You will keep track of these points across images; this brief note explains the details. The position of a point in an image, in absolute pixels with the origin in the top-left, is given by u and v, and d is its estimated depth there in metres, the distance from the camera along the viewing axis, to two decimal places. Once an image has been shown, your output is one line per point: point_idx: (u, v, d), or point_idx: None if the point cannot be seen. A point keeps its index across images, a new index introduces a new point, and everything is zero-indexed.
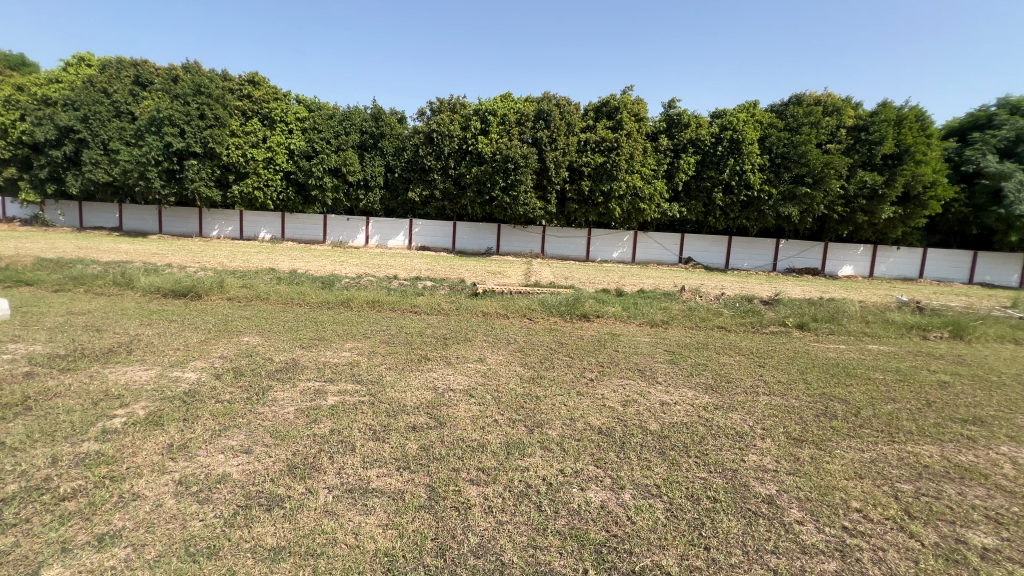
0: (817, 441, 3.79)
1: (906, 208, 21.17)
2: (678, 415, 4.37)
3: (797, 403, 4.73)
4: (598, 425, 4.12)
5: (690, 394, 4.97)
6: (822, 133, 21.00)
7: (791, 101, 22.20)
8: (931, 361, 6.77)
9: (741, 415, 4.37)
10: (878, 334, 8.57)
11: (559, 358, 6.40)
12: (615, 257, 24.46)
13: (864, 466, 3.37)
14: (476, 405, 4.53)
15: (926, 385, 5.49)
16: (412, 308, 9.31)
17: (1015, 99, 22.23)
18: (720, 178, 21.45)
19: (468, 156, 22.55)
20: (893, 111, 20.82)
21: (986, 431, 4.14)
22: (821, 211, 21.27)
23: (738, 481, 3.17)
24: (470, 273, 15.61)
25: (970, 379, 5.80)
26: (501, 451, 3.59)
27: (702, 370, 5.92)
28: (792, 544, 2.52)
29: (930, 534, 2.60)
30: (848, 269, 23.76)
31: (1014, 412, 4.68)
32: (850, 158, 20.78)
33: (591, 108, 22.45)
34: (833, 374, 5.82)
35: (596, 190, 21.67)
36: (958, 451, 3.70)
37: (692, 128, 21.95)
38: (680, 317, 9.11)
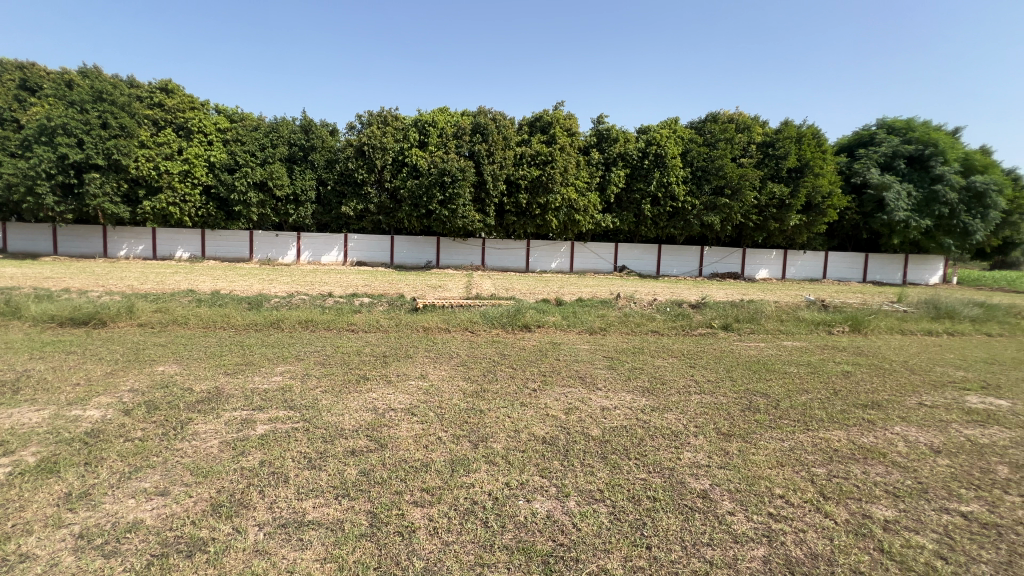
0: (744, 435, 4.05)
1: (809, 215, 23.50)
2: (618, 419, 4.51)
3: (725, 400, 5.06)
4: (542, 434, 4.16)
5: (628, 398, 5.17)
6: (735, 148, 22.93)
7: (707, 119, 24.06)
8: (836, 354, 7.50)
9: (676, 414, 4.60)
10: (791, 331, 9.39)
11: (502, 369, 6.41)
12: (554, 267, 25.01)
13: (784, 455, 3.66)
14: (419, 424, 4.42)
15: (833, 375, 6.09)
16: (348, 325, 8.95)
17: (890, 120, 25.51)
18: (648, 190, 22.67)
19: (404, 168, 22.16)
20: (794, 129, 23.12)
21: (882, 413, 4.64)
22: (738, 219, 23.05)
23: (675, 478, 3.32)
24: (409, 288, 15.31)
25: (868, 368, 6.50)
26: (445, 469, 3.51)
27: (639, 374, 6.17)
28: (724, 535, 2.67)
29: (841, 512, 2.85)
30: (763, 273, 25.91)
31: (904, 395, 5.30)
32: (761, 171, 22.80)
33: (525, 122, 23.06)
34: (755, 371, 6.29)
35: (534, 202, 22.11)
36: (860, 433, 4.12)
37: (621, 143, 23.07)
38: (617, 324, 9.47)
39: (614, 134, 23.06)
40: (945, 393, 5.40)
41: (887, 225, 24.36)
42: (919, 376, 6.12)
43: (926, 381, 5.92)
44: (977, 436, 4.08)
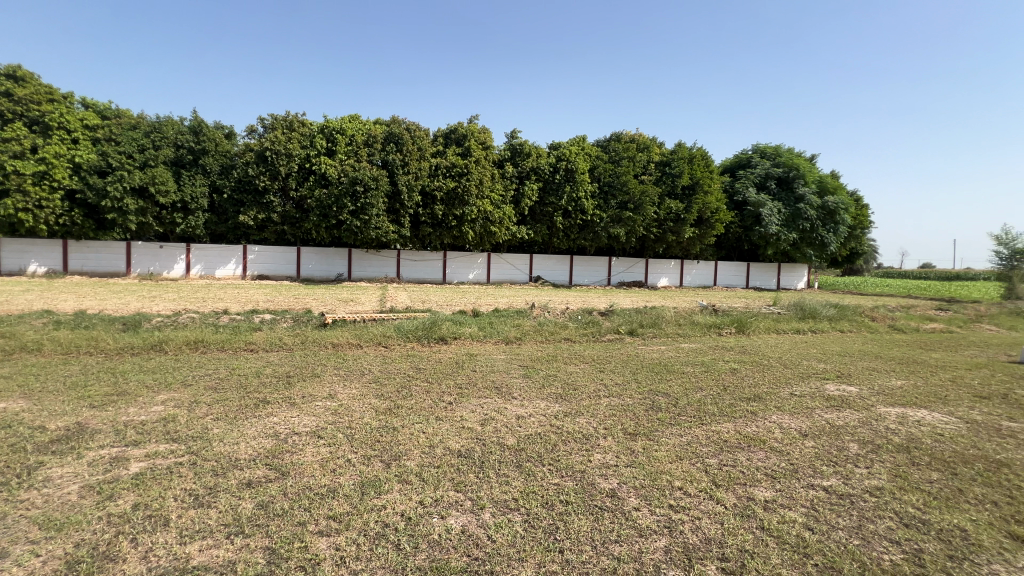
0: (647, 433, 4.32)
1: (700, 228, 26.00)
2: (532, 426, 4.59)
3: (631, 401, 5.37)
4: (457, 448, 4.10)
5: (543, 405, 5.29)
6: (636, 166, 24.75)
7: (612, 138, 25.75)
8: (725, 353, 8.32)
9: (587, 418, 4.79)
10: (687, 334, 10.27)
11: (417, 384, 6.24)
12: (471, 278, 25.04)
13: (682, 449, 3.96)
14: (325, 446, 4.14)
15: (722, 373, 6.75)
16: (246, 345, 8.18)
17: (762, 146, 29.23)
18: (559, 203, 23.62)
19: (312, 176, 20.92)
20: (686, 151, 25.57)
21: (762, 405, 5.22)
22: (641, 231, 24.83)
23: (586, 480, 3.44)
24: (317, 303, 14.42)
25: (750, 365, 7.30)
26: (354, 493, 3.32)
27: (553, 381, 6.36)
28: (631, 530, 2.81)
29: (730, 497, 3.13)
30: (664, 281, 28.12)
31: (779, 387, 6.02)
32: (660, 188, 24.83)
33: (440, 134, 22.99)
34: (657, 372, 6.77)
35: (450, 214, 21.98)
36: (745, 424, 4.58)
37: (533, 157, 23.82)
38: (531, 333, 9.70)
39: (526, 149, 23.77)
40: (810, 383, 6.21)
41: (763, 237, 27.66)
42: (791, 369, 6.99)
43: (795, 373, 6.77)
44: (834, 419, 4.73)
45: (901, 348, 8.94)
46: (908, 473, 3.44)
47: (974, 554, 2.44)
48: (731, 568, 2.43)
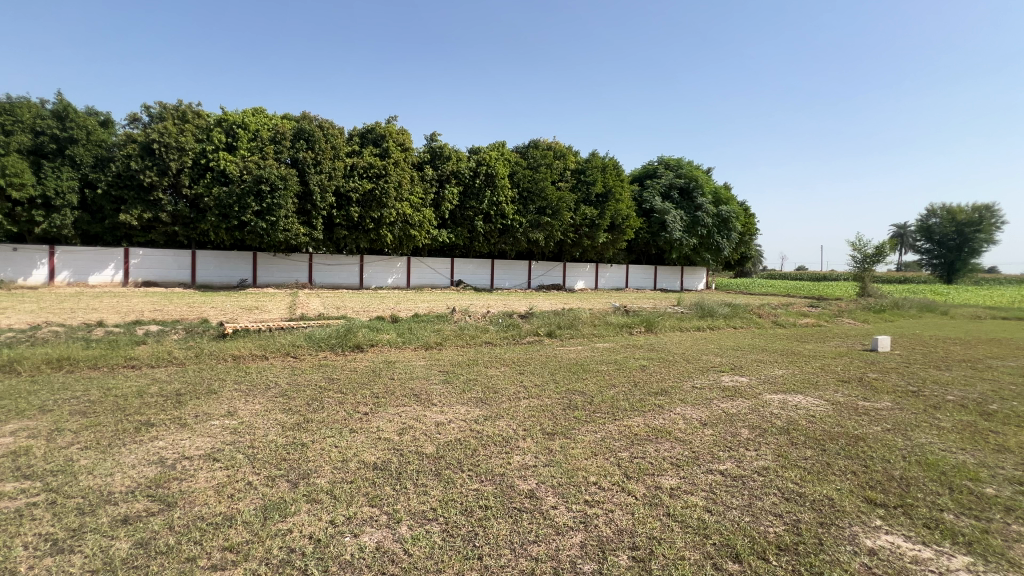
0: (564, 432, 4.44)
1: (613, 234, 27.50)
2: (452, 432, 4.52)
3: (549, 401, 5.51)
4: (373, 460, 3.92)
5: (463, 410, 5.23)
6: (554, 173, 25.57)
7: (530, 145, 26.40)
8: (636, 351, 8.85)
9: (507, 421, 4.82)
10: (602, 334, 10.78)
11: (330, 395, 5.89)
12: (390, 282, 24.23)
13: (597, 445, 4.11)
14: (222, 470, 3.74)
15: (633, 370, 7.17)
16: (126, 361, 7.19)
17: (667, 159, 31.70)
18: (480, 208, 23.70)
19: (209, 173, 19.00)
20: (599, 160, 26.97)
21: (668, 398, 5.60)
22: (559, 236, 25.68)
23: (505, 483, 3.45)
24: (215, 311, 13.10)
25: (657, 361, 7.84)
26: (255, 519, 3.04)
27: (473, 385, 6.32)
28: (548, 529, 2.85)
29: (640, 488, 3.30)
30: (581, 284, 29.31)
31: (681, 380, 6.51)
32: (575, 195, 25.89)
33: (356, 133, 22.04)
34: (574, 372, 7.02)
35: (366, 216, 21.12)
36: (653, 417, 4.88)
37: (453, 161, 23.66)
38: (452, 337, 9.60)
39: (446, 152, 23.55)
40: (708, 376, 6.78)
41: (668, 243, 29.90)
42: (692, 364, 7.60)
43: (696, 367, 7.37)
44: (729, 408, 5.20)
45: (782, 341, 10.10)
46: (788, 452, 3.86)
47: (839, 520, 2.79)
48: (642, 555, 2.55)
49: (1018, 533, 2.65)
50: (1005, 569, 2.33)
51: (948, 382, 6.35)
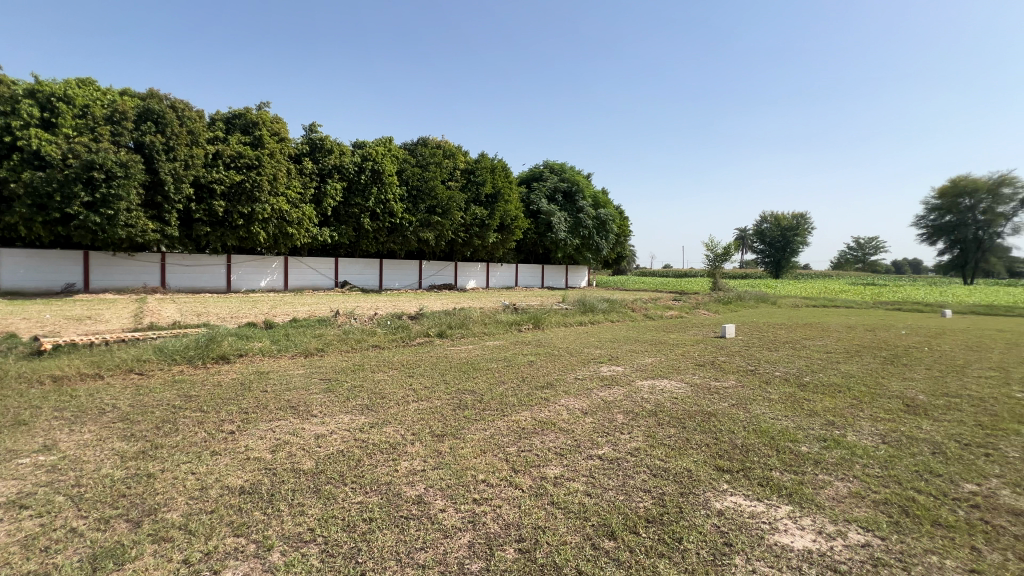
0: (454, 432, 4.42)
1: (503, 234, 28.18)
2: (334, 444, 4.24)
3: (439, 402, 5.44)
4: (240, 484, 3.50)
5: (347, 419, 4.93)
6: (444, 172, 25.36)
7: (419, 142, 25.87)
8: (524, 348, 9.16)
9: (395, 426, 4.65)
10: (492, 332, 10.97)
11: (186, 415, 5.13)
12: (264, 285, 21.96)
13: (485, 442, 4.16)
14: (33, 519, 3.03)
15: (521, 365, 7.41)
16: None
17: (551, 163, 33.42)
18: (366, 205, 22.55)
19: (16, 153, 15.33)
20: (488, 161, 27.47)
21: (552, 391, 5.88)
22: (449, 236, 25.54)
23: (391, 492, 3.32)
24: (28, 323, 10.67)
25: (544, 356, 8.20)
26: (81, 571, 2.52)
27: (358, 392, 5.99)
28: (436, 533, 2.80)
29: (526, 481, 3.41)
30: (472, 283, 29.52)
31: (565, 373, 6.89)
32: (465, 195, 26.00)
33: (220, 118, 19.54)
34: (465, 371, 7.03)
35: (234, 211, 18.87)
36: (539, 410, 5.08)
37: (336, 154, 22.18)
38: (335, 343, 9.01)
39: (328, 145, 21.99)
40: (589, 367, 7.28)
41: (554, 243, 31.48)
42: (575, 357, 8.09)
43: (579, 360, 7.86)
44: (606, 396, 5.63)
45: (651, 332, 11.23)
46: (655, 432, 4.30)
47: (695, 488, 3.16)
48: (528, 546, 2.62)
49: (824, 480, 3.26)
50: (815, 512, 2.83)
51: (776, 360, 7.60)
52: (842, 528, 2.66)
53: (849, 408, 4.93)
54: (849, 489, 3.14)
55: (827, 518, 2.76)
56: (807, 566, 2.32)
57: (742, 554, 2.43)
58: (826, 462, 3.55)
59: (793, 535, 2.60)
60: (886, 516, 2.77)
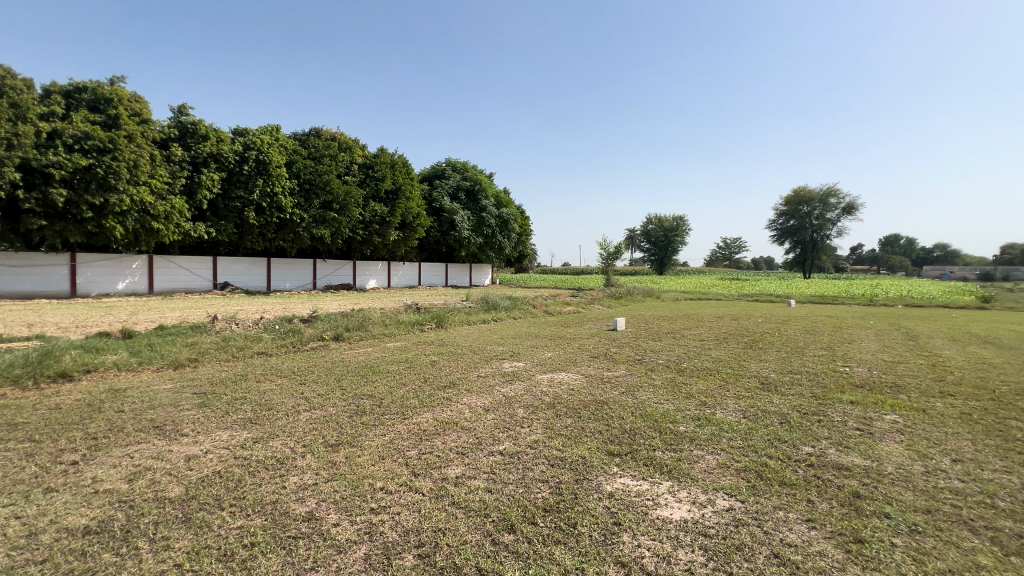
0: (350, 441, 4.19)
1: (405, 232, 27.48)
2: (210, 465, 3.78)
3: (334, 410, 5.12)
4: (85, 523, 2.97)
5: (225, 437, 4.42)
6: (339, 166, 23.93)
7: (311, 133, 24.14)
8: (426, 348, 9.00)
9: (283, 439, 4.28)
10: (393, 333, 10.60)
11: (10, 448, 4.22)
12: (122, 288, 18.78)
13: (384, 448, 4.00)
14: None
15: (424, 366, 7.27)
16: None
17: (453, 161, 33.35)
18: (250, 198, 20.40)
19: None
20: (388, 157, 26.57)
21: (455, 390, 5.86)
22: (347, 233, 24.18)
23: (277, 511, 3.05)
24: None
25: (447, 355, 8.14)
26: None
27: (240, 405, 5.41)
28: (329, 550, 2.63)
29: (427, 483, 3.34)
30: (372, 283, 28.29)
31: (468, 371, 6.90)
32: (364, 190, 24.81)
33: (57, 90, 16.40)
34: (363, 375, 6.71)
35: (81, 201, 15.71)
36: (441, 411, 5.02)
37: (213, 141, 19.80)
38: (212, 351, 8.06)
39: (202, 130, 19.56)
40: (491, 364, 7.36)
41: (457, 241, 31.39)
42: (478, 355, 8.15)
43: (482, 358, 7.93)
44: (507, 392, 5.74)
45: (551, 327, 11.71)
46: (553, 424, 4.47)
47: (588, 474, 3.35)
48: (426, 551, 2.57)
49: (697, 455, 3.65)
50: (690, 484, 3.15)
51: (659, 349, 8.36)
52: (711, 496, 2.99)
53: (718, 388, 5.59)
54: (717, 460, 3.54)
55: (699, 489, 3.08)
56: (683, 534, 2.57)
57: (629, 531, 2.62)
58: (699, 439, 3.97)
59: (673, 508, 2.86)
60: (745, 482, 3.17)
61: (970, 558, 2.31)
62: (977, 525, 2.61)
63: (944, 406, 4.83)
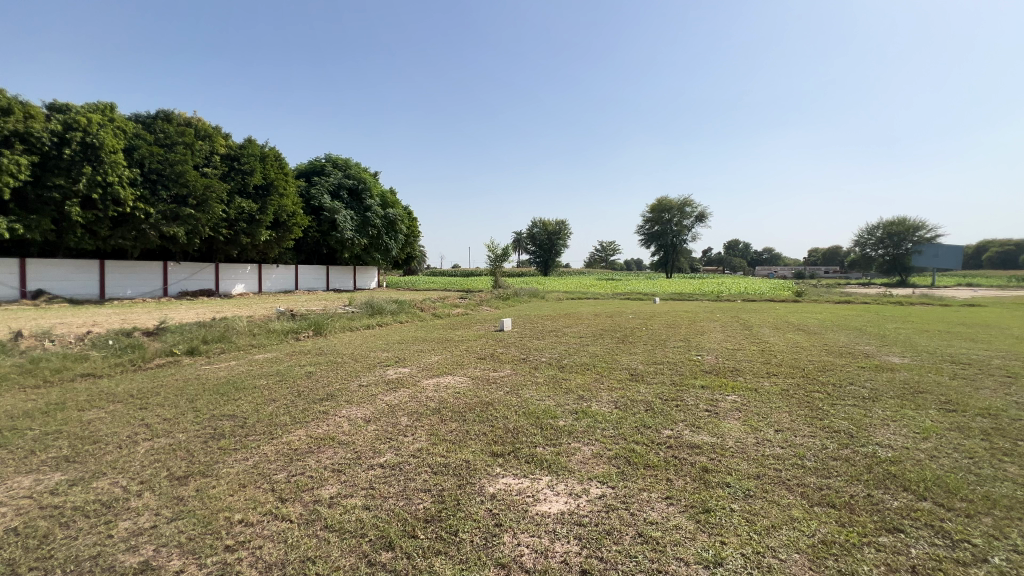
0: (203, 470, 3.66)
1: (278, 231, 25.33)
2: (2, 522, 3.00)
3: (184, 436, 4.44)
4: None
5: (29, 483, 3.56)
6: (197, 156, 20.85)
7: (158, 115, 20.67)
8: (302, 358, 8.27)
9: (113, 478, 3.58)
10: (262, 343, 9.55)
11: None
12: None
13: (246, 475, 3.55)
14: None
15: (298, 378, 6.66)
16: None
17: (333, 157, 31.47)
18: (74, 189, 16.68)
19: None
20: (257, 148, 24.04)
21: (334, 402, 5.46)
22: (207, 232, 21.25)
23: (100, 566, 2.53)
24: None
25: (325, 365, 7.56)
26: None
27: (53, 441, 4.41)
28: None
29: (296, 509, 3.04)
30: (239, 288, 25.27)
31: (348, 381, 6.48)
32: (228, 184, 22.00)
33: None
34: (224, 393, 5.92)
35: None
36: (316, 426, 4.64)
37: (17, 116, 15.75)
38: (14, 377, 6.48)
39: None
40: (375, 372, 7.01)
41: (339, 242, 29.61)
42: (360, 362, 7.71)
43: (365, 365, 7.52)
44: (391, 400, 5.51)
45: (439, 331, 11.57)
46: (438, 429, 4.39)
47: (471, 477, 3.34)
48: None
49: (573, 447, 3.85)
50: (567, 477, 3.30)
51: (543, 348, 8.73)
52: (586, 485, 3.17)
53: (594, 382, 6.00)
54: (592, 450, 3.78)
55: (575, 480, 3.25)
56: (560, 527, 2.68)
57: (509, 531, 2.66)
58: (576, 431, 4.21)
59: (551, 502, 2.97)
60: (616, 468, 3.42)
61: (787, 512, 2.76)
62: (792, 483, 3.13)
63: (770, 384, 5.77)
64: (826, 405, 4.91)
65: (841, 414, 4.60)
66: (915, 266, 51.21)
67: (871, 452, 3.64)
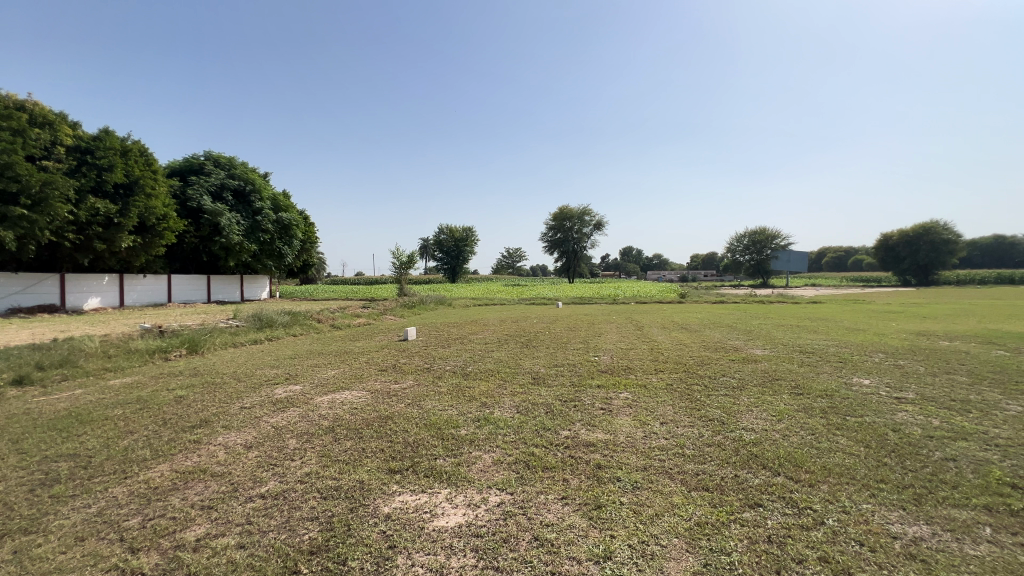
0: (28, 525, 3.01)
1: (145, 237, 22.20)
2: None
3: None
4: None
5: None
6: (34, 146, 17.42)
7: None
8: (171, 380, 7.25)
9: None
10: (120, 366, 8.21)
11: None
12: None
13: (86, 526, 2.99)
14: None
15: (163, 405, 5.80)
16: None
17: (214, 155, 28.46)
18: None
19: None
20: (116, 141, 20.86)
21: (208, 429, 4.84)
22: (47, 237, 17.83)
23: None
24: None
25: (200, 388, 6.67)
26: None
27: None
28: None
29: (151, 558, 2.63)
30: (94, 302, 21.53)
31: (227, 404, 5.78)
32: (77, 181, 18.71)
33: None
34: (63, 429, 4.95)
35: None
36: (184, 458, 4.08)
37: None
38: None
39: None
40: (260, 392, 6.34)
41: (224, 248, 26.76)
42: (244, 382, 6.94)
43: (249, 385, 6.78)
44: (278, 422, 5.03)
45: (337, 343, 10.86)
46: (330, 451, 4.08)
47: (365, 498, 3.15)
48: None
49: (474, 456, 3.81)
50: (467, 488, 3.25)
51: (447, 356, 8.62)
52: (485, 494, 3.14)
53: (497, 388, 6.02)
54: (492, 458, 3.77)
55: (475, 490, 3.21)
56: (457, 541, 2.62)
57: (404, 552, 2.54)
58: (478, 439, 4.18)
59: (449, 516, 2.90)
60: (515, 474, 3.44)
61: (669, 500, 2.97)
62: (673, 471, 3.39)
63: (657, 380, 6.26)
64: (703, 396, 5.43)
65: (715, 404, 5.12)
66: (773, 268, 59.49)
67: (738, 436, 4.08)
